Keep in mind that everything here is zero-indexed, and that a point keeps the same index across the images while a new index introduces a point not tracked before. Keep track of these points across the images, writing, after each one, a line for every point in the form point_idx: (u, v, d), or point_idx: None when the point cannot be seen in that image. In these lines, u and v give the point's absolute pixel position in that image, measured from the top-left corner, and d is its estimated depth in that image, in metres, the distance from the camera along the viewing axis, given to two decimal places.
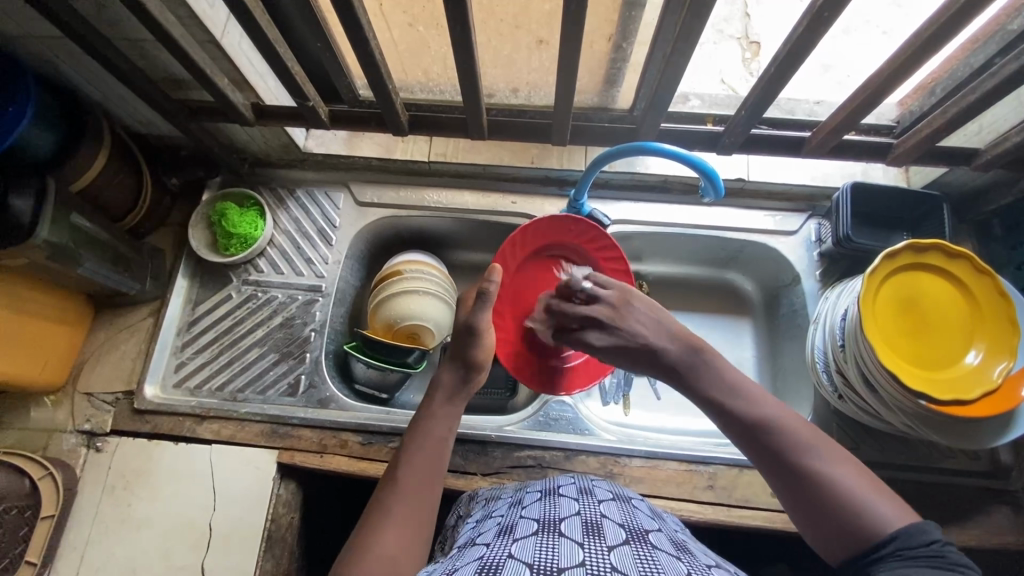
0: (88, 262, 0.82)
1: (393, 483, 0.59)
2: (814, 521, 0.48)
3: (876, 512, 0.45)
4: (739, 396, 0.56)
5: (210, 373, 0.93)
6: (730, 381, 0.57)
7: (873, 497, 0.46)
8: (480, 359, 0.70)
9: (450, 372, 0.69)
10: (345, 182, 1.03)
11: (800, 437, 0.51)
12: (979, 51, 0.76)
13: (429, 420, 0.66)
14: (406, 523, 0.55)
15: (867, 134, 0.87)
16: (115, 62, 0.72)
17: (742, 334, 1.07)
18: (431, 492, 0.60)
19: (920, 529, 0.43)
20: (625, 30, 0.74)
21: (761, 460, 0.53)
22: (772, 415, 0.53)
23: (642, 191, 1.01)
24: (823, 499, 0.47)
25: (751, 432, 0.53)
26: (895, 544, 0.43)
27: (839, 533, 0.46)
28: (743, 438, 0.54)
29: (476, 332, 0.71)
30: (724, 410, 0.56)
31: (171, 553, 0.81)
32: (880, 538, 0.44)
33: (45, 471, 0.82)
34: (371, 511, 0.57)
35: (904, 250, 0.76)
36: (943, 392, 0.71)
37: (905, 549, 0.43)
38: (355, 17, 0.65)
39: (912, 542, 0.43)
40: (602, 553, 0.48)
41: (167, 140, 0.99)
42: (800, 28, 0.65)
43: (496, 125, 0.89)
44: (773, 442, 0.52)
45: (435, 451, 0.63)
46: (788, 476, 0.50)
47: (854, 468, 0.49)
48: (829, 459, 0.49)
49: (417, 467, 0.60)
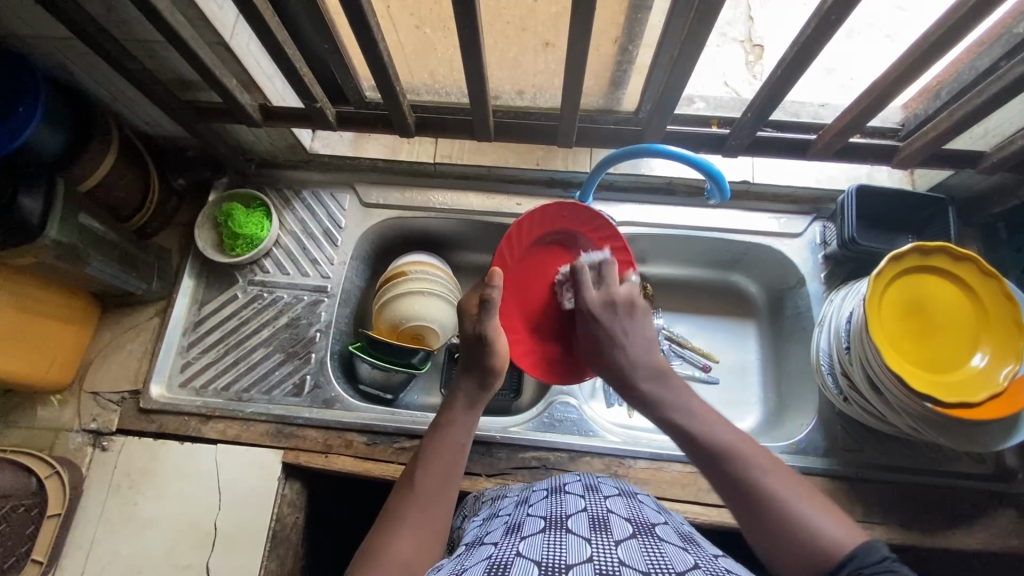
0: (95, 262, 0.82)
1: (410, 487, 0.59)
2: (769, 548, 0.50)
3: (831, 536, 0.48)
4: (700, 421, 0.59)
5: (216, 373, 0.93)
6: (692, 413, 0.60)
7: (827, 522, 0.49)
8: (496, 365, 0.69)
9: (467, 380, 0.69)
10: (351, 183, 1.03)
11: (757, 466, 0.54)
12: (984, 54, 0.76)
13: (448, 427, 0.65)
14: (422, 526, 0.56)
15: (873, 137, 0.87)
16: (125, 63, 0.72)
17: (746, 336, 1.07)
18: (447, 498, 0.60)
19: (872, 548, 0.46)
20: (631, 32, 0.75)
21: (721, 488, 0.55)
22: (732, 438, 0.56)
23: (647, 193, 1.01)
24: (779, 525, 0.50)
25: (712, 460, 0.56)
26: (853, 563, 0.45)
27: (795, 557, 0.48)
28: (705, 460, 0.56)
29: (486, 339, 0.69)
30: (687, 438, 0.59)
31: (177, 552, 0.81)
32: (837, 560, 0.46)
33: (53, 470, 0.82)
34: (387, 513, 0.58)
35: (911, 252, 0.76)
36: (948, 395, 0.71)
37: (862, 568, 0.45)
38: (364, 19, 0.65)
39: (867, 560, 0.45)
40: (609, 547, 0.48)
41: (174, 140, 0.99)
42: (807, 30, 0.65)
43: (502, 127, 0.89)
44: (732, 464, 0.54)
45: (453, 456, 0.62)
46: (745, 496, 0.52)
47: (808, 496, 0.51)
48: (785, 486, 0.52)
49: (434, 473, 0.60)
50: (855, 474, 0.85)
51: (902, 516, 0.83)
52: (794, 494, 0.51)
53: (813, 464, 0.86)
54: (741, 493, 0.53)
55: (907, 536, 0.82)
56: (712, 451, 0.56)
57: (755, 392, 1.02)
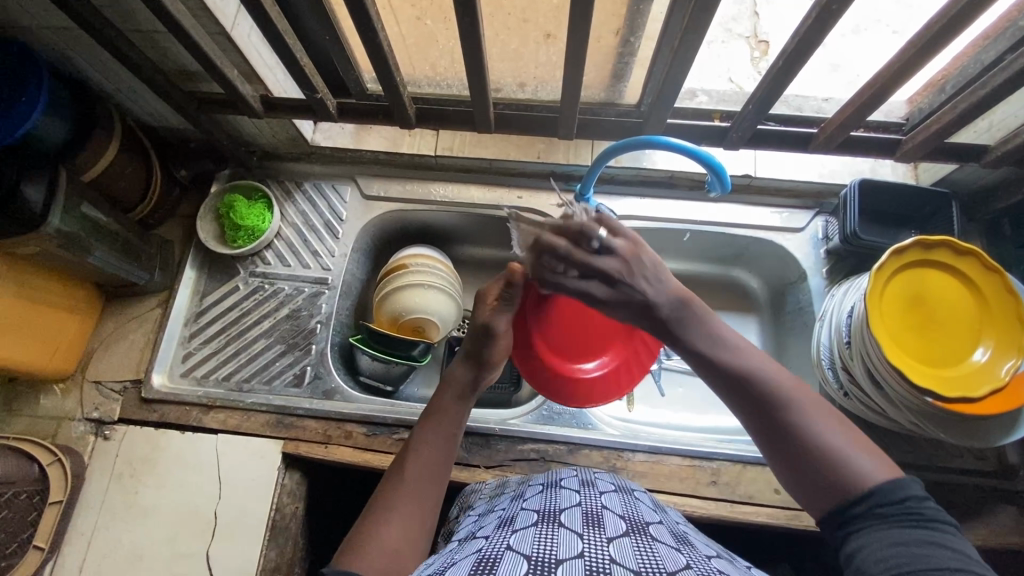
0: (98, 251, 0.83)
1: (401, 473, 0.60)
2: (797, 483, 0.47)
3: (852, 466, 0.45)
4: (721, 346, 0.55)
5: (217, 363, 0.94)
6: (716, 342, 0.55)
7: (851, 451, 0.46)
8: (496, 359, 0.69)
9: (462, 368, 0.69)
10: (352, 175, 1.03)
11: (783, 394, 0.50)
12: (990, 47, 0.76)
13: (438, 415, 0.66)
14: (411, 514, 0.56)
15: (875, 131, 0.86)
16: (125, 52, 0.73)
17: (748, 331, 1.06)
18: (437, 488, 0.60)
19: (898, 486, 0.43)
20: (632, 24, 0.75)
21: (742, 410, 0.52)
22: (753, 367, 0.52)
23: (649, 187, 1.01)
24: (803, 459, 0.47)
25: (736, 384, 0.52)
26: (873, 501, 0.43)
27: (813, 488, 0.46)
28: (728, 388, 0.53)
29: (497, 333, 0.68)
30: (706, 359, 0.55)
31: (178, 540, 0.82)
32: (855, 494, 0.44)
33: (55, 457, 0.83)
34: (377, 499, 0.58)
35: (912, 247, 0.76)
36: (950, 390, 0.71)
37: (882, 507, 0.42)
38: (365, 11, 0.65)
39: (887, 500, 0.42)
40: (601, 544, 0.48)
41: (177, 132, 1.00)
42: (808, 21, 0.65)
43: (503, 119, 0.88)
44: (754, 393, 0.51)
45: (445, 446, 0.63)
46: (770, 428, 0.49)
47: (836, 423, 0.47)
48: (809, 411, 0.48)
49: (425, 462, 0.61)
50: None
51: None
52: (819, 421, 0.48)
53: None
54: (767, 427, 0.49)
55: None
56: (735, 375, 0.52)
57: None
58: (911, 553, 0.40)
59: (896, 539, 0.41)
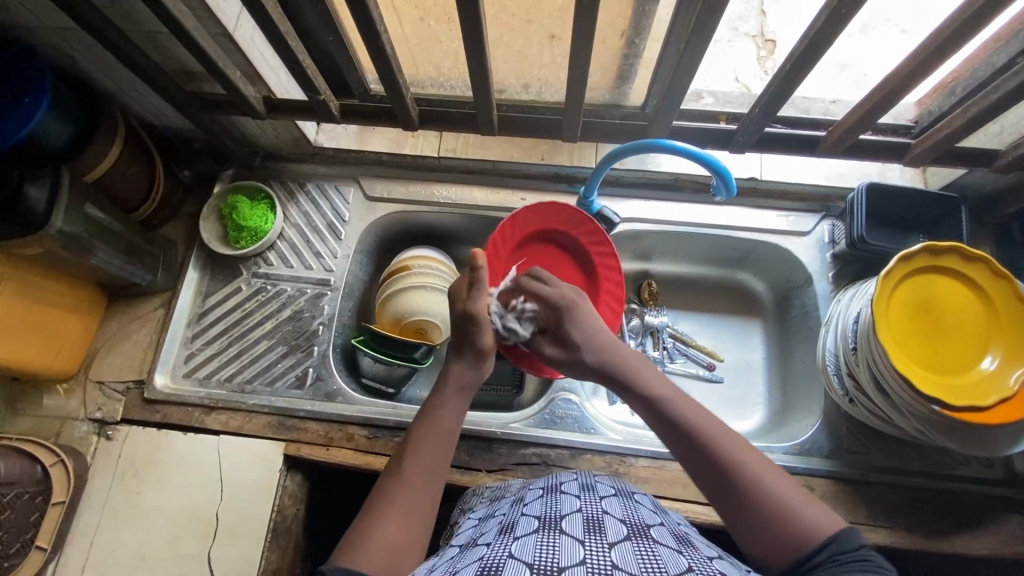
0: (100, 253, 0.83)
1: (399, 469, 0.59)
2: (755, 537, 0.49)
3: (805, 517, 0.48)
4: (675, 404, 0.58)
5: (219, 365, 0.94)
6: (673, 404, 0.58)
7: (804, 505, 0.49)
8: (487, 345, 0.69)
9: (460, 362, 0.69)
10: (355, 176, 1.03)
11: (735, 451, 0.53)
12: (1001, 50, 0.75)
13: (436, 410, 0.65)
14: (407, 510, 0.56)
15: (885, 134, 0.85)
16: (129, 54, 0.73)
17: (753, 334, 1.06)
18: (436, 484, 0.59)
19: (850, 536, 0.46)
20: (637, 25, 0.74)
21: (696, 469, 0.54)
22: (708, 424, 0.55)
23: (654, 189, 1.00)
24: (762, 510, 0.49)
25: (690, 442, 0.55)
26: (830, 549, 0.45)
27: (767, 539, 0.48)
28: (687, 448, 0.55)
29: (476, 319, 0.69)
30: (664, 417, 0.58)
31: (180, 542, 0.82)
32: (812, 546, 0.46)
33: (57, 458, 0.83)
34: (376, 495, 0.57)
35: (921, 252, 0.75)
36: (959, 398, 0.70)
37: (838, 554, 0.45)
38: (368, 13, 0.65)
39: (844, 548, 0.45)
40: (603, 549, 0.47)
41: (181, 132, 1.00)
42: (818, 23, 0.63)
43: (506, 121, 0.88)
44: (712, 449, 0.53)
45: (444, 444, 0.62)
46: (726, 483, 0.52)
47: (788, 480, 0.51)
48: (766, 472, 0.51)
49: (424, 458, 0.60)
50: (860, 476, 0.84)
51: (907, 519, 0.82)
52: (771, 478, 0.51)
53: (817, 466, 0.85)
54: (726, 483, 0.52)
55: (911, 540, 0.81)
56: (693, 435, 0.55)
57: (760, 391, 1.01)
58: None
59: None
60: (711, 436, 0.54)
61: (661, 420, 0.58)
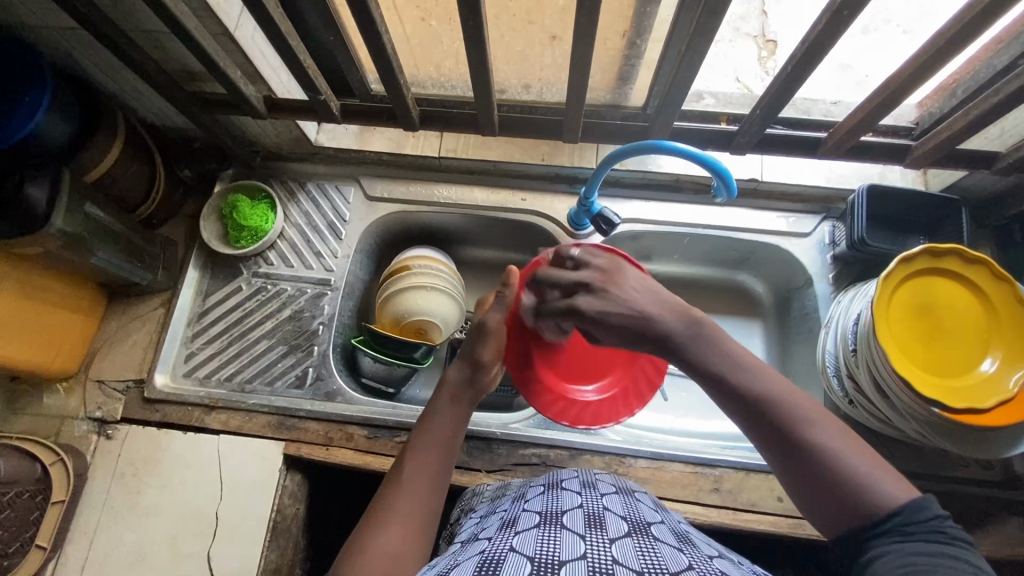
0: (100, 252, 0.83)
1: (398, 477, 0.59)
2: (818, 506, 0.45)
3: (872, 484, 0.43)
4: (731, 363, 0.50)
5: (219, 364, 0.94)
6: (731, 365, 0.50)
7: (871, 470, 0.43)
8: (488, 358, 0.68)
9: (458, 370, 0.68)
10: (355, 176, 1.03)
11: (798, 414, 0.46)
12: (1005, 51, 0.74)
13: (433, 419, 0.64)
14: (407, 520, 0.55)
15: (886, 135, 0.86)
16: (130, 54, 0.72)
17: (753, 335, 1.06)
18: (436, 492, 0.59)
19: (921, 505, 0.41)
20: (638, 26, 0.74)
21: (757, 436, 0.48)
22: (770, 385, 0.48)
23: (655, 190, 1.00)
24: (828, 479, 0.44)
25: (749, 407, 0.48)
26: (897, 519, 0.41)
27: (831, 510, 0.44)
28: (744, 413, 0.48)
29: (486, 331, 0.69)
30: (718, 381, 0.50)
31: (180, 541, 0.82)
32: (879, 517, 0.42)
33: (57, 457, 0.82)
34: (376, 505, 0.57)
35: (922, 255, 0.75)
36: (957, 400, 0.70)
37: (904, 527, 0.41)
38: (369, 14, 0.65)
39: (914, 518, 0.41)
40: (604, 545, 0.47)
41: (182, 132, 1.00)
42: (819, 24, 0.63)
43: (507, 121, 0.88)
44: (773, 415, 0.47)
45: (443, 452, 0.62)
46: (790, 451, 0.46)
47: (854, 441, 0.45)
48: (833, 436, 0.45)
49: (423, 468, 0.59)
50: None
51: None
52: (841, 443, 0.45)
53: None
54: (788, 450, 0.46)
55: None
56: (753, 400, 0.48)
57: None
58: (933, 562, 0.39)
59: (918, 552, 0.40)
60: (770, 396, 0.48)
61: (718, 383, 0.50)
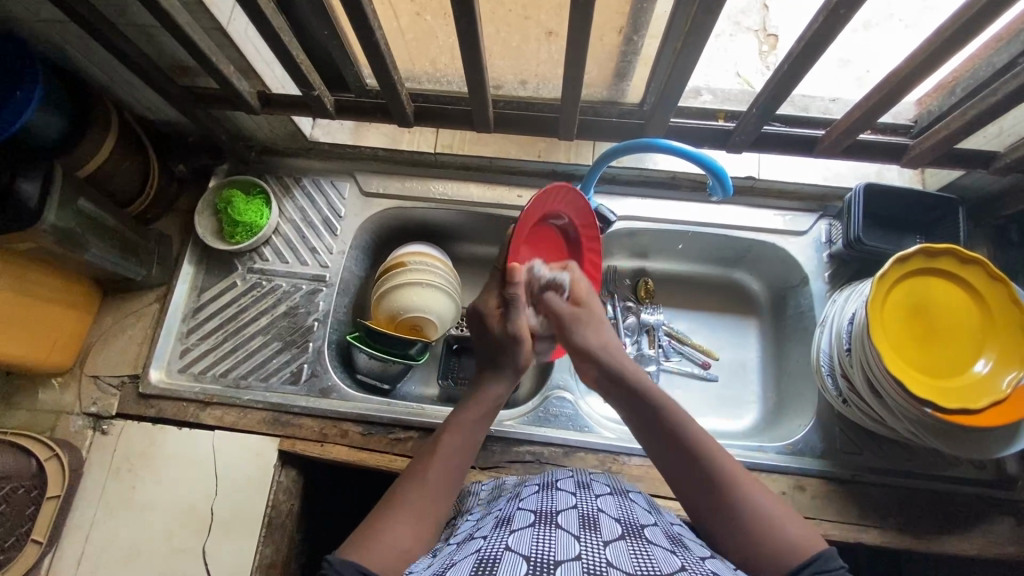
0: (94, 248, 0.82)
1: (421, 474, 0.60)
2: (743, 549, 0.52)
3: (795, 540, 0.51)
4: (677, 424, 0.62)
5: (215, 359, 0.94)
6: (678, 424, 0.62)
7: (788, 523, 0.53)
8: (525, 361, 0.74)
9: (497, 384, 0.72)
10: (351, 172, 1.02)
11: (743, 484, 0.56)
12: (1004, 49, 0.73)
13: (461, 424, 0.66)
14: (422, 514, 0.56)
15: (884, 133, 0.85)
16: (121, 48, 0.72)
17: (748, 333, 1.06)
18: (450, 494, 0.60)
19: (830, 556, 0.49)
20: (635, 21, 0.73)
21: (693, 485, 0.58)
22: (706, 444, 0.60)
23: (651, 187, 0.99)
24: (751, 526, 0.53)
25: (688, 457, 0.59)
26: (814, 564, 0.48)
27: (751, 551, 0.52)
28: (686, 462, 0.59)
29: (516, 336, 0.73)
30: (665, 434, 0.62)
31: (174, 537, 0.82)
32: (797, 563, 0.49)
33: (52, 453, 0.83)
34: (393, 495, 0.58)
35: (917, 254, 0.74)
36: (950, 400, 0.70)
37: (822, 569, 0.48)
38: (362, 9, 0.64)
39: (827, 566, 0.48)
40: (598, 547, 0.48)
41: (176, 126, 0.99)
42: (816, 23, 0.63)
43: (504, 118, 0.88)
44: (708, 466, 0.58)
45: (464, 456, 0.63)
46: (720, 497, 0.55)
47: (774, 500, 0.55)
48: (758, 492, 0.56)
49: (445, 467, 0.60)
50: (852, 476, 0.84)
51: (898, 520, 0.82)
52: (763, 499, 0.55)
53: (810, 465, 0.85)
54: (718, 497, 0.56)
55: (902, 540, 0.81)
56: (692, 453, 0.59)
57: (754, 390, 1.02)
58: None
59: None
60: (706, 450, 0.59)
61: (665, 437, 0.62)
